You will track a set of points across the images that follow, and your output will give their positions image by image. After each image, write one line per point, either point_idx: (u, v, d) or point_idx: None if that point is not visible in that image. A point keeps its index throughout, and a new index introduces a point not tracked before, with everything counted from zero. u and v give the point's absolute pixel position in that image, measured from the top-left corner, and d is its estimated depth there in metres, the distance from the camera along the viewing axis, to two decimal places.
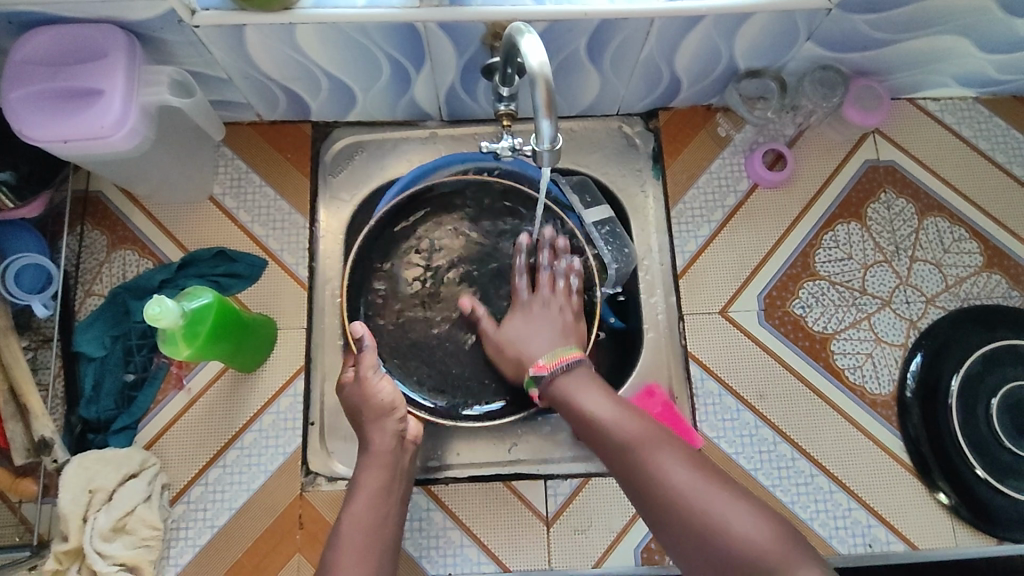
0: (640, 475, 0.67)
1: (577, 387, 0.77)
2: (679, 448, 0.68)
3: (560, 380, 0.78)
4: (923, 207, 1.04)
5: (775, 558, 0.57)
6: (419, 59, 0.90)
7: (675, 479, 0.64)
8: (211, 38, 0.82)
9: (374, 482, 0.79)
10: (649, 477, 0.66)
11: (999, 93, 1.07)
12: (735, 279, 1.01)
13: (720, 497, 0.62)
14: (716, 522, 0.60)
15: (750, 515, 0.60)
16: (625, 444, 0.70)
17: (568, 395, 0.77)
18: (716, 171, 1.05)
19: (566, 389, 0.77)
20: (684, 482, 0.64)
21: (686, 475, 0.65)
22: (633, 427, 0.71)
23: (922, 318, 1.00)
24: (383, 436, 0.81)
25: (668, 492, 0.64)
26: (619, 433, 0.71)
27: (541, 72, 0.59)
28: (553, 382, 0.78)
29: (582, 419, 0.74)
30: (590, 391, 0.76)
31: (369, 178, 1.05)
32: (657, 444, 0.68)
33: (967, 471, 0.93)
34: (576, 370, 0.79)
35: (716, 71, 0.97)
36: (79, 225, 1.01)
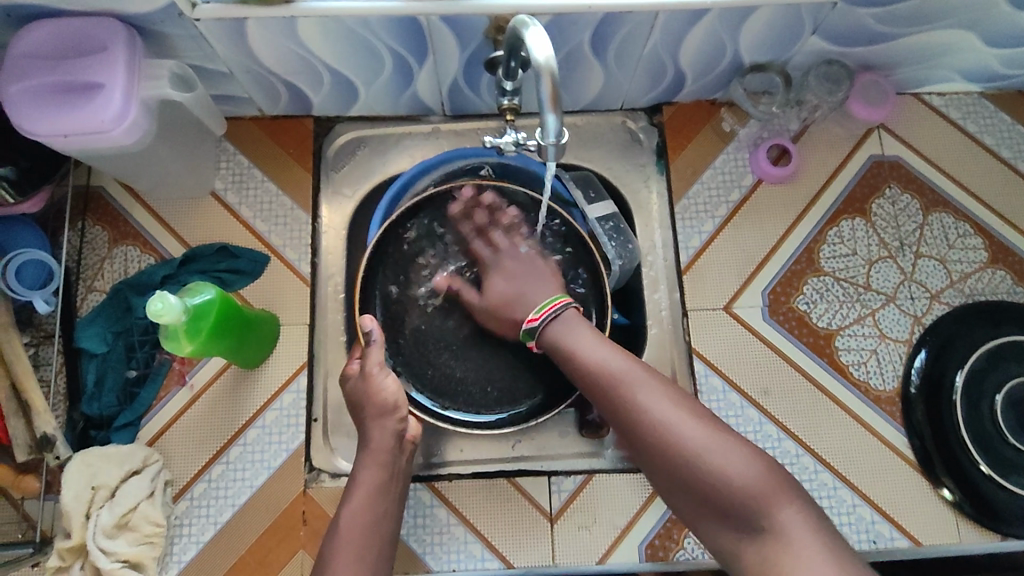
0: (629, 415, 0.67)
1: (563, 330, 0.75)
2: (666, 388, 0.68)
3: (546, 326, 0.76)
4: (928, 203, 1.04)
5: (764, 496, 0.61)
6: (421, 52, 0.89)
7: (666, 419, 0.65)
8: (212, 31, 0.81)
9: (375, 478, 0.77)
10: (639, 419, 0.66)
11: (1004, 88, 1.07)
12: (739, 275, 1.01)
13: (711, 436, 0.64)
14: (708, 463, 0.62)
15: (741, 454, 0.63)
16: (612, 385, 0.69)
17: (557, 339, 0.75)
18: (721, 166, 1.04)
19: (558, 338, 0.75)
20: (674, 420, 0.65)
21: (674, 416, 0.66)
22: (623, 370, 0.70)
23: (926, 314, 1.00)
24: (383, 434, 0.78)
25: (657, 429, 0.65)
26: (609, 375, 0.70)
27: (547, 66, 0.58)
28: (544, 332, 0.76)
29: (569, 360, 0.73)
30: (579, 334, 0.74)
31: (372, 173, 1.04)
32: (647, 386, 0.68)
33: (971, 467, 0.93)
34: (565, 317, 0.76)
35: (720, 65, 0.96)
36: (80, 221, 1.00)
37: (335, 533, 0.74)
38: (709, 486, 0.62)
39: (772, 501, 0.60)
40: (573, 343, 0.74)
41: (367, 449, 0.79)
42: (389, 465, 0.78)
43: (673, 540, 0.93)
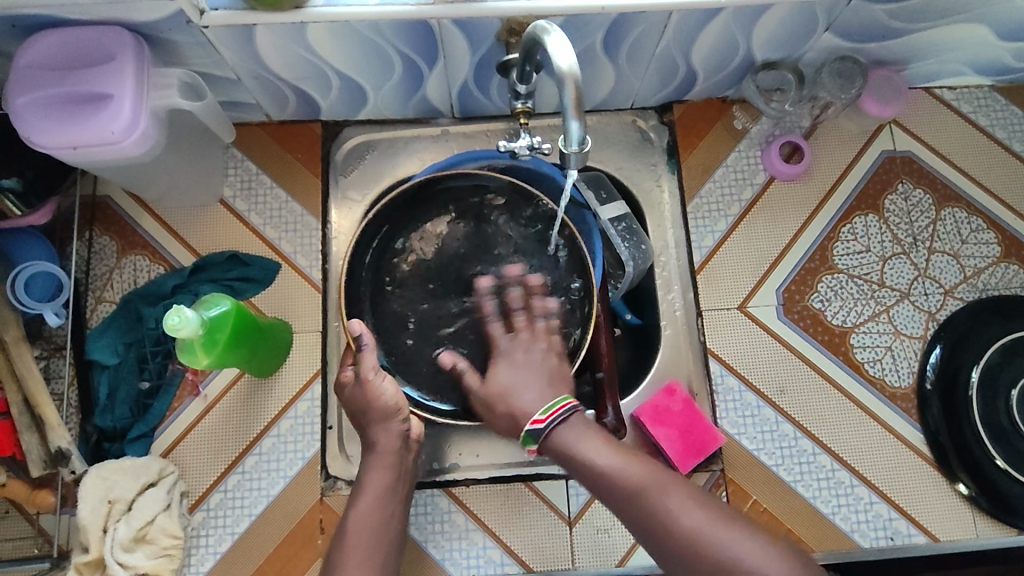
0: (656, 527, 0.65)
1: (576, 438, 0.71)
2: (690, 492, 0.67)
3: (558, 432, 0.72)
4: (941, 197, 1.04)
5: None
6: (432, 55, 0.88)
7: (696, 530, 0.64)
8: (220, 38, 0.80)
9: (380, 481, 0.78)
10: (668, 529, 0.64)
11: (1014, 81, 1.06)
12: (753, 274, 1.01)
13: (746, 543, 0.63)
14: (748, 573, 0.61)
15: (777, 558, 0.62)
16: (635, 494, 0.67)
17: (565, 443, 0.71)
18: (732, 164, 1.04)
19: (568, 441, 0.71)
20: (703, 530, 0.64)
21: (705, 525, 0.64)
22: (643, 476, 0.68)
23: (940, 310, 1.00)
24: (389, 436, 0.78)
25: (689, 540, 0.63)
26: (631, 484, 0.68)
27: (570, 73, 0.57)
28: (553, 434, 0.72)
29: (587, 472, 0.70)
30: (590, 440, 0.71)
31: (381, 177, 1.04)
32: (672, 494, 0.66)
33: (987, 462, 0.93)
34: (572, 418, 0.73)
35: (732, 63, 0.96)
36: (88, 231, 0.99)
37: (348, 543, 0.73)
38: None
39: None
40: (583, 447, 0.71)
41: (374, 450, 0.79)
42: (393, 467, 0.79)
43: None
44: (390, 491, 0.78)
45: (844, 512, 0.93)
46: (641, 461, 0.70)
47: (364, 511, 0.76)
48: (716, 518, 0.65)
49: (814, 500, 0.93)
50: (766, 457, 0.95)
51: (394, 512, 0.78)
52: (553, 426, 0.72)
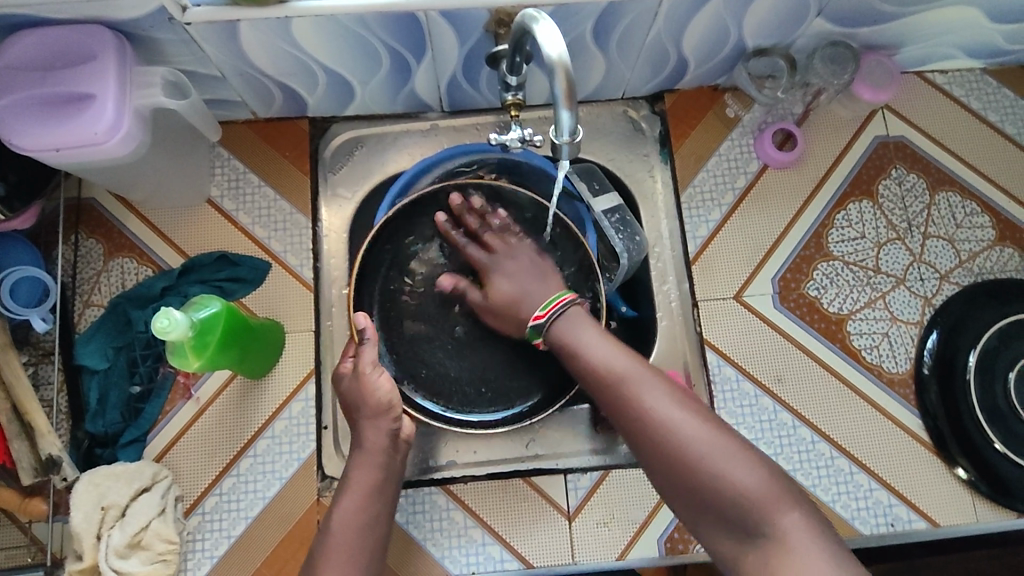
0: (629, 413, 0.65)
1: (573, 329, 0.73)
2: (667, 385, 0.66)
3: (556, 322, 0.75)
4: (935, 182, 1.03)
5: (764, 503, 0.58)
6: (419, 48, 0.87)
7: (665, 419, 0.63)
8: (203, 35, 0.79)
9: (366, 483, 0.76)
10: (641, 416, 0.64)
11: (1006, 63, 1.06)
12: (749, 263, 1.00)
13: (713, 438, 0.61)
14: (711, 462, 0.60)
15: (745, 457, 0.60)
16: (615, 382, 0.67)
17: (563, 331, 0.74)
18: (725, 153, 1.03)
19: (565, 335, 0.73)
20: (676, 419, 0.63)
21: (677, 414, 0.63)
22: (628, 368, 0.68)
23: (936, 295, 0.99)
24: (377, 436, 0.77)
25: (659, 428, 0.63)
26: (613, 372, 0.68)
27: (560, 62, 0.56)
28: (553, 324, 0.75)
29: (576, 358, 0.71)
30: (585, 331, 0.73)
31: (371, 174, 1.02)
32: (651, 387, 0.66)
33: (986, 446, 0.93)
34: (573, 313, 0.75)
35: (724, 51, 0.95)
36: (74, 234, 0.97)
37: (332, 541, 0.72)
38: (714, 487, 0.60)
39: (775, 515, 0.58)
40: (580, 337, 0.72)
41: (362, 450, 0.78)
42: (381, 467, 0.77)
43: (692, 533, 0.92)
44: (377, 493, 0.76)
45: (843, 500, 0.93)
46: (632, 355, 0.70)
47: (350, 516, 0.74)
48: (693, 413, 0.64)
49: (813, 488, 0.93)
50: (765, 446, 0.94)
51: (379, 515, 0.76)
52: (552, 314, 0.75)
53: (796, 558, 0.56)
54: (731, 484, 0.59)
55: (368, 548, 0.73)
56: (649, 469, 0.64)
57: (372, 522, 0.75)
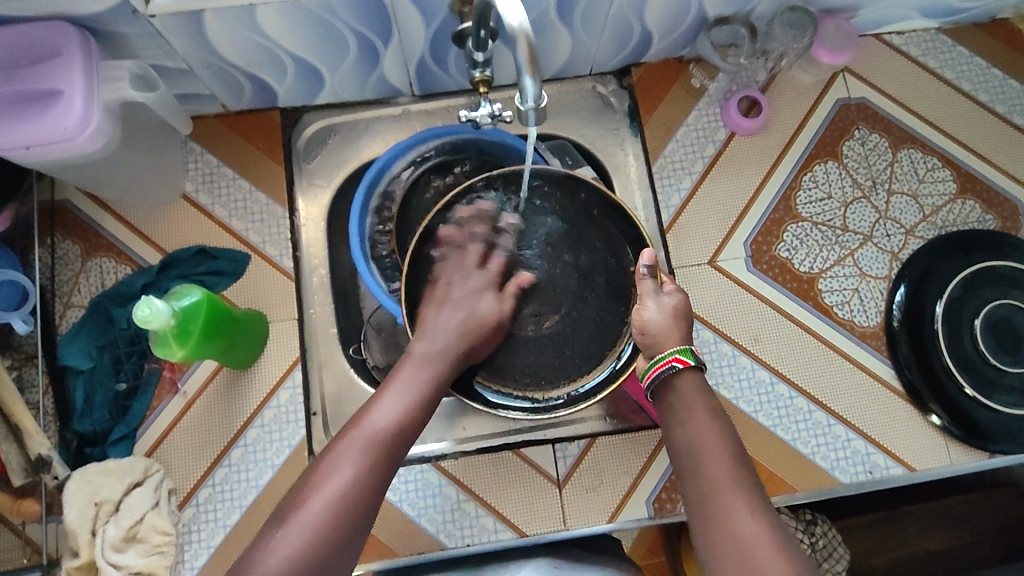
0: (710, 514, 0.65)
1: (679, 403, 0.72)
2: (755, 497, 0.65)
3: (667, 387, 0.73)
4: (896, 140, 1.06)
5: None
6: (385, 31, 0.87)
7: (744, 533, 0.62)
8: (169, 27, 0.79)
9: (412, 379, 0.75)
10: (722, 521, 0.63)
11: (960, 22, 1.09)
12: (721, 228, 1.02)
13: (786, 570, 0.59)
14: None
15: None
16: (702, 477, 0.67)
17: (674, 397, 0.72)
18: (693, 123, 1.05)
19: (674, 400, 0.72)
20: (753, 536, 0.62)
21: (757, 532, 0.62)
22: (722, 472, 0.66)
23: (903, 249, 1.02)
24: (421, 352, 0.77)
25: (735, 540, 0.62)
26: (703, 469, 0.67)
27: (522, 31, 0.57)
28: (670, 377, 0.73)
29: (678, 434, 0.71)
30: (693, 413, 0.71)
31: (345, 161, 1.03)
32: (737, 500, 0.64)
33: (958, 393, 0.96)
34: (689, 381, 0.73)
35: (686, 21, 0.97)
36: (49, 236, 0.97)
37: (376, 410, 0.71)
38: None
39: None
40: (689, 413, 0.71)
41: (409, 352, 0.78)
42: (430, 373, 0.76)
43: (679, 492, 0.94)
44: (431, 387, 0.75)
45: (823, 451, 0.96)
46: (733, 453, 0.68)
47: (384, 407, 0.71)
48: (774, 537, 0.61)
49: (793, 442, 0.96)
50: (745, 405, 0.97)
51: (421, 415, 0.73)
52: (671, 371, 0.73)
53: None
54: None
55: (401, 441, 0.70)
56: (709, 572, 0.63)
57: (412, 417, 0.72)
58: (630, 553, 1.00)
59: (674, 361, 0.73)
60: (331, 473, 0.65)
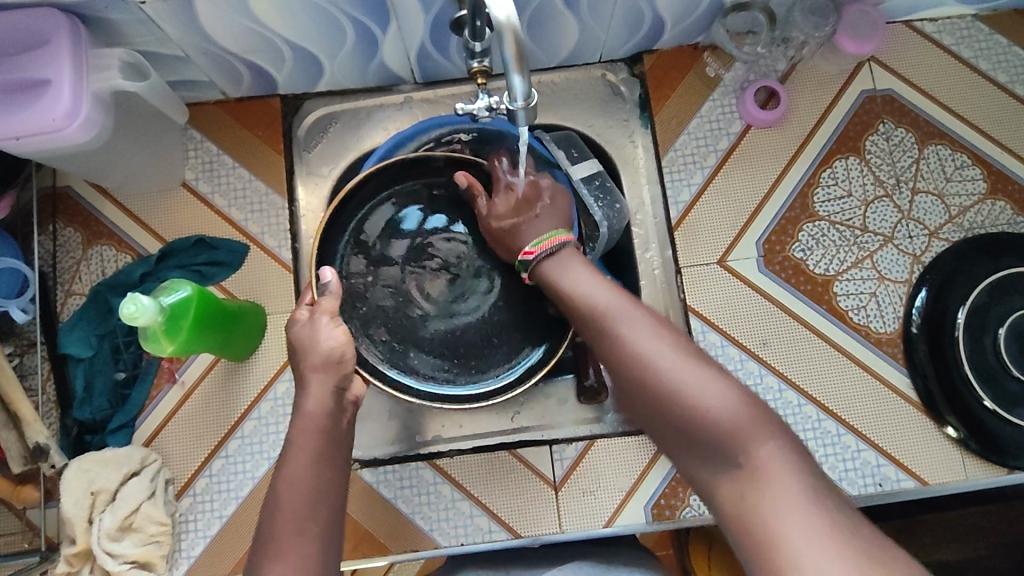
0: (606, 344, 0.63)
1: (560, 267, 0.73)
2: (643, 313, 0.64)
3: (546, 263, 0.74)
4: (923, 135, 1.00)
5: (735, 427, 0.54)
6: (383, 17, 0.84)
7: (639, 348, 0.60)
8: (159, 13, 0.76)
9: (309, 447, 0.63)
10: (643, 380, 0.59)
11: (998, 9, 1.02)
12: (733, 226, 0.98)
13: (684, 367, 0.58)
14: (722, 437, 0.54)
15: (757, 429, 0.54)
16: (591, 314, 0.66)
17: (564, 293, 0.71)
18: (707, 114, 1.01)
19: (552, 268, 0.74)
20: (649, 348, 0.60)
21: (653, 344, 0.60)
22: (628, 342, 0.61)
23: (926, 252, 0.97)
24: (322, 392, 0.66)
25: (634, 360, 0.60)
26: (595, 305, 0.66)
27: (509, 25, 0.54)
28: (539, 266, 0.75)
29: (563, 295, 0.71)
30: (573, 267, 0.72)
31: (347, 151, 1.01)
32: (630, 321, 0.63)
33: (976, 404, 0.91)
34: (575, 273, 0.72)
35: (700, 7, 0.91)
36: (51, 223, 0.97)
37: (282, 507, 0.60)
38: (726, 465, 0.54)
39: (756, 449, 0.53)
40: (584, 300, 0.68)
41: (300, 415, 0.66)
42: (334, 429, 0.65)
43: (679, 498, 0.92)
44: (320, 459, 0.63)
45: (831, 461, 0.93)
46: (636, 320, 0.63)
47: (294, 496, 0.61)
48: (703, 381, 0.57)
49: None
50: None
51: (332, 479, 0.63)
52: (549, 267, 0.74)
53: (768, 489, 0.51)
54: (700, 407, 0.55)
55: (326, 515, 0.61)
56: (662, 445, 0.60)
57: (319, 490, 0.62)
58: (642, 540, 0.96)
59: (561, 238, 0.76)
60: None
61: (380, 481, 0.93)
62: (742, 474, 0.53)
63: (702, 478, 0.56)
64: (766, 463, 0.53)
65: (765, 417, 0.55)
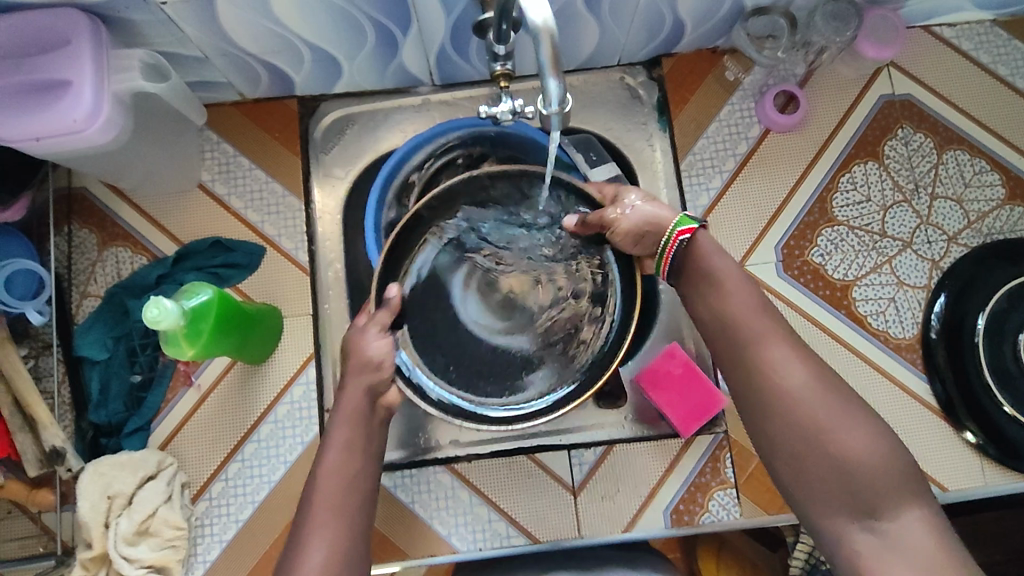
0: (749, 361, 0.64)
1: (706, 261, 0.71)
2: (792, 341, 0.64)
3: (688, 255, 0.72)
4: (942, 140, 1.00)
5: (879, 479, 0.58)
6: (405, 20, 0.84)
7: (791, 379, 0.62)
8: (181, 13, 0.76)
9: (345, 436, 0.69)
10: (793, 416, 0.60)
11: (1017, 14, 1.02)
12: (752, 231, 0.98)
13: (836, 410, 0.60)
14: (863, 492, 0.58)
15: (905, 497, 0.57)
16: (733, 329, 0.66)
17: (709, 294, 0.69)
18: (726, 118, 1.00)
19: (691, 264, 0.72)
20: (800, 381, 0.61)
21: (804, 379, 0.62)
22: (784, 363, 0.63)
23: (944, 257, 0.97)
24: (358, 394, 0.72)
25: (780, 390, 0.61)
26: (740, 321, 0.66)
27: (546, 28, 0.54)
28: (699, 237, 0.72)
29: (710, 292, 0.69)
30: (721, 265, 0.70)
31: (363, 152, 1.00)
32: (782, 344, 0.64)
33: (995, 410, 0.90)
34: (730, 263, 0.70)
35: (721, 11, 0.91)
36: (66, 224, 0.97)
37: (320, 491, 0.65)
38: (863, 514, 0.58)
39: (898, 510, 0.57)
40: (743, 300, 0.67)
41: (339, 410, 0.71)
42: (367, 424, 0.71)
43: (698, 504, 0.91)
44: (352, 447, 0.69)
45: None
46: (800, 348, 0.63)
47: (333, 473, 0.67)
48: (855, 429, 0.59)
49: None
50: None
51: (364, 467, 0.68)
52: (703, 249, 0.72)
53: (905, 553, 0.55)
54: (848, 456, 0.58)
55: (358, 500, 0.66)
56: (781, 460, 0.62)
57: (351, 475, 0.67)
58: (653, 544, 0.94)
59: (680, 234, 0.72)
60: (300, 562, 0.60)
61: (397, 485, 0.92)
62: (879, 532, 0.57)
63: (829, 524, 0.59)
64: (907, 530, 0.56)
65: (913, 483, 0.58)
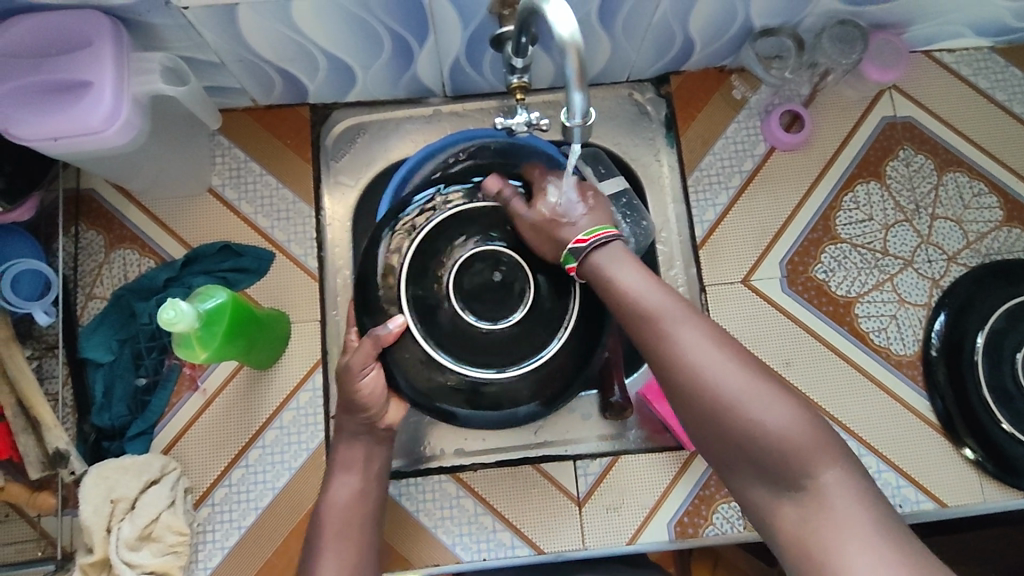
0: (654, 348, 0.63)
1: (612, 263, 0.70)
2: (705, 326, 0.63)
3: (593, 257, 0.70)
4: (942, 162, 1.02)
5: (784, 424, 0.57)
6: (421, 31, 0.85)
7: (693, 356, 0.60)
8: (200, 19, 0.76)
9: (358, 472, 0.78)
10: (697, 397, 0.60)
11: (1014, 42, 1.05)
12: (756, 248, 0.99)
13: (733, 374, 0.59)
14: (785, 464, 0.56)
15: (826, 454, 0.56)
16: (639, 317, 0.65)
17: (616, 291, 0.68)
18: (732, 135, 1.02)
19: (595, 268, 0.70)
20: (700, 356, 0.60)
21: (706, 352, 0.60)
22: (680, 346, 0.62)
23: (944, 276, 0.99)
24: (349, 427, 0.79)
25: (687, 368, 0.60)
26: (643, 309, 0.65)
27: (572, 42, 0.55)
28: (589, 259, 0.71)
29: (611, 290, 0.68)
30: (622, 266, 0.69)
31: (373, 161, 1.01)
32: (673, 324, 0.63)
33: (994, 428, 0.91)
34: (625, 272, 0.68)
35: (730, 31, 0.94)
36: (74, 226, 0.96)
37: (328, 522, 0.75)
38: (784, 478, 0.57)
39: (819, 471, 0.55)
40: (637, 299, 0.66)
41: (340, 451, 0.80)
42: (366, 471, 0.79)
43: (702, 517, 0.92)
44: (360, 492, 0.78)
45: None
46: (691, 326, 0.63)
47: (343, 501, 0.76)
48: (747, 381, 0.59)
49: None
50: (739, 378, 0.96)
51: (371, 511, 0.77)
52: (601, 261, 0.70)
53: (831, 516, 0.54)
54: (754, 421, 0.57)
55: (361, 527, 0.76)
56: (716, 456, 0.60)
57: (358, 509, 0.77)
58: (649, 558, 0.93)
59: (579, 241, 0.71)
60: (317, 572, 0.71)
61: (402, 493, 0.92)
62: (800, 497, 0.56)
63: (749, 495, 0.59)
64: (827, 490, 0.55)
65: (829, 443, 0.57)
